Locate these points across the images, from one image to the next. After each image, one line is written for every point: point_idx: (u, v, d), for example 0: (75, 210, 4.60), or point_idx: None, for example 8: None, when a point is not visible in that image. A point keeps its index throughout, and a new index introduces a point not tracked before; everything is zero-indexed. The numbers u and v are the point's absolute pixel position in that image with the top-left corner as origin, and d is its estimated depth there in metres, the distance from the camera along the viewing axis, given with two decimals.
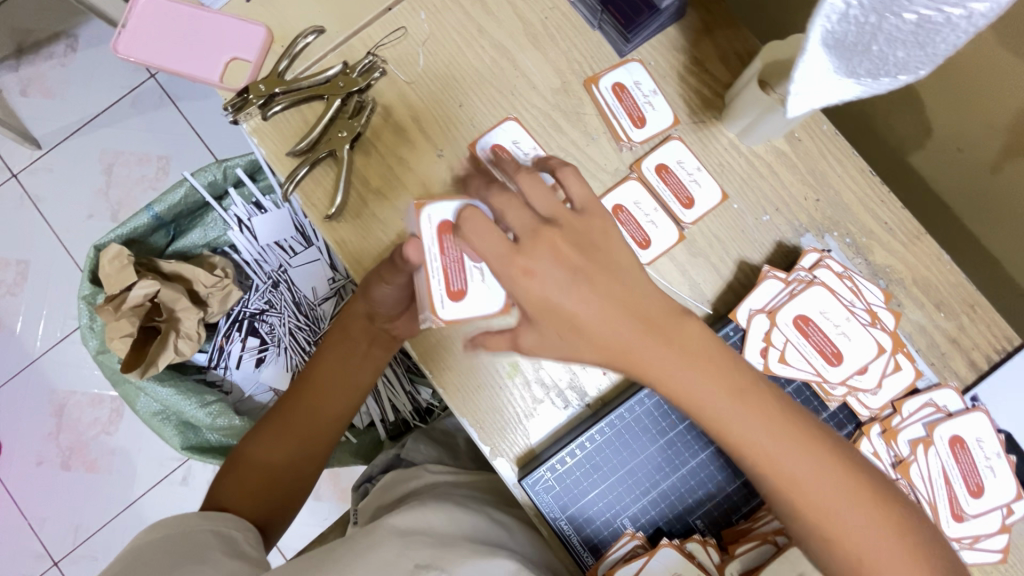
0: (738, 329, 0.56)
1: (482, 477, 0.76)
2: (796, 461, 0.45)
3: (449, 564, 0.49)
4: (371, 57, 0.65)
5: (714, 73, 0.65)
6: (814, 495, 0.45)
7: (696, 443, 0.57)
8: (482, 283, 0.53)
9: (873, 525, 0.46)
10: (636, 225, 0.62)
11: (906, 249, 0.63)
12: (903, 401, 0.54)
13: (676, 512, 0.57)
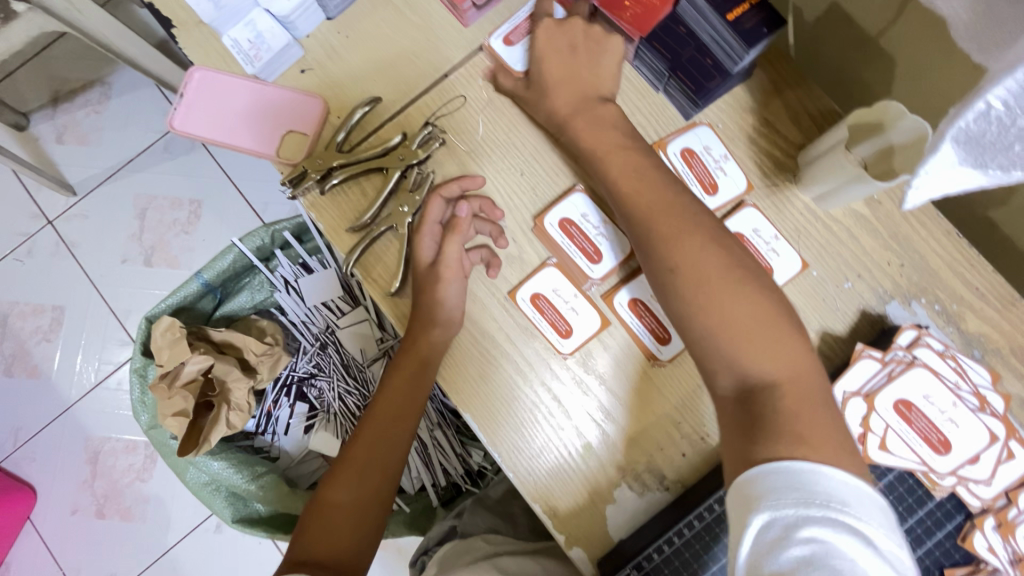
0: None
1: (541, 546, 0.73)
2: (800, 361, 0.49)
3: None
4: (431, 127, 0.63)
5: (785, 133, 0.63)
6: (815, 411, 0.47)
7: None
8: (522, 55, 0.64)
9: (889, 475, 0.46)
10: (656, 321, 0.60)
11: (1000, 315, 0.59)
12: (1018, 491, 0.50)
13: None
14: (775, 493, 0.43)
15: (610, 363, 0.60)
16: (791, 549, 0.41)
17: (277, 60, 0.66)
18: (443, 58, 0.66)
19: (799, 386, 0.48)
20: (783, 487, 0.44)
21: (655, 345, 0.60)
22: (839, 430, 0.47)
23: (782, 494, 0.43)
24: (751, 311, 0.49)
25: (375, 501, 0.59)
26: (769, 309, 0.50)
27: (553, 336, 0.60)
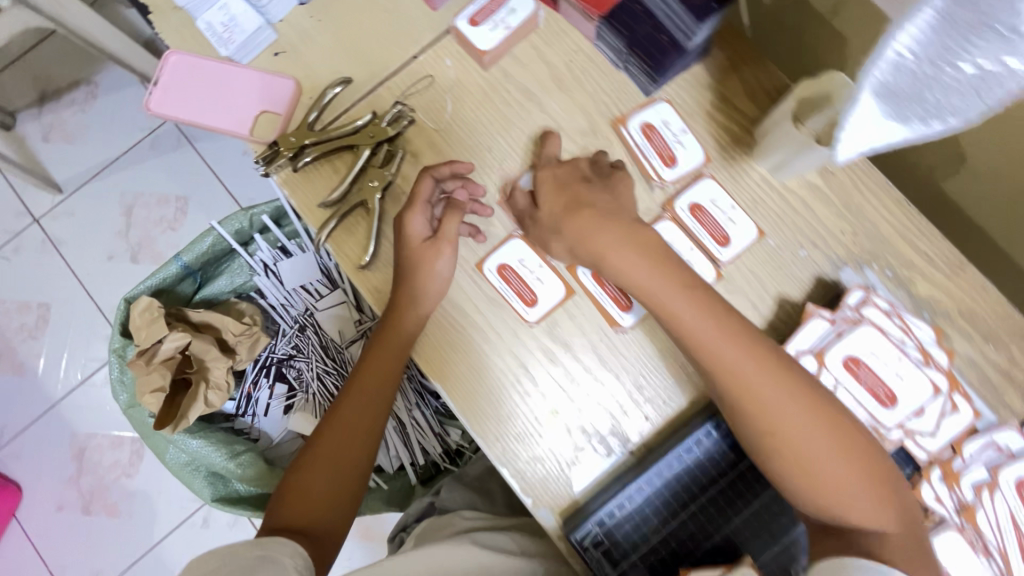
0: None
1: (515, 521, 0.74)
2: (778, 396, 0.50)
3: None
4: (400, 105, 0.65)
5: (742, 109, 0.65)
6: (801, 449, 0.49)
7: (750, 489, 0.55)
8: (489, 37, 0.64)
9: (856, 508, 0.48)
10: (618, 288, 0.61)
11: (949, 280, 0.62)
12: (964, 442, 0.52)
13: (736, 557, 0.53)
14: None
15: (575, 331, 0.62)
16: None
17: (251, 42, 0.68)
18: (413, 41, 0.68)
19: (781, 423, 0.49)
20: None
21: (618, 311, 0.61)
22: (815, 463, 0.49)
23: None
24: (736, 358, 0.50)
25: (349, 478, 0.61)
26: (730, 328, 0.51)
27: (518, 304, 0.62)
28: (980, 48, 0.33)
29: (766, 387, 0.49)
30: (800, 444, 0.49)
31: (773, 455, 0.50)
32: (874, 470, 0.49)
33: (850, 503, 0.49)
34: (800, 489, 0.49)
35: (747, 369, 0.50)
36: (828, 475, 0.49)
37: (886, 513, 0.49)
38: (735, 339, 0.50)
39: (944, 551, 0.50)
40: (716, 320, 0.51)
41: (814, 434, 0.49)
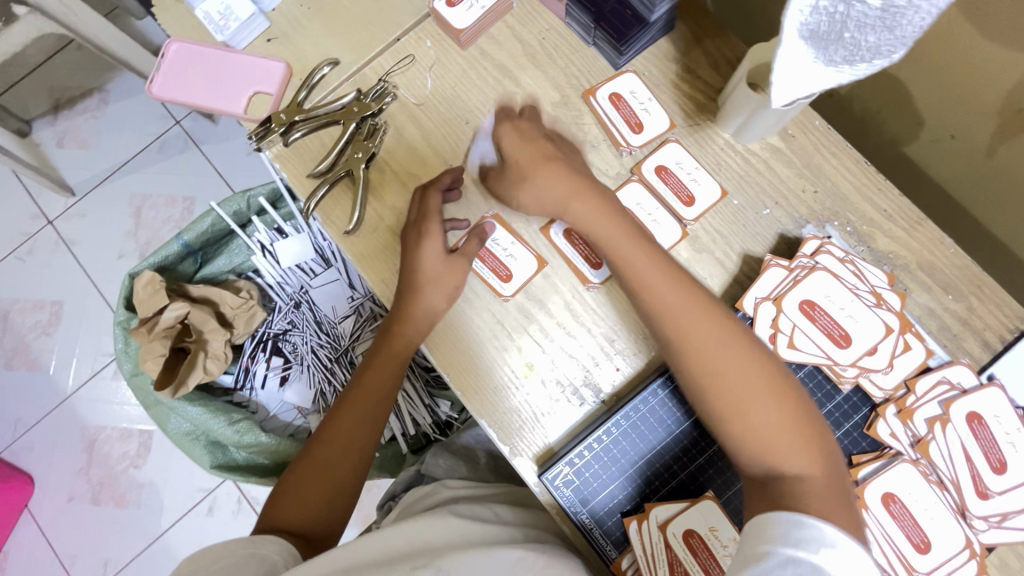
0: (746, 317, 0.57)
1: (500, 488, 0.75)
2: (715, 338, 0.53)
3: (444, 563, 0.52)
4: (382, 83, 0.70)
5: (705, 78, 0.69)
6: (727, 380, 0.52)
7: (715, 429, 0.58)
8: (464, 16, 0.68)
9: (780, 446, 0.49)
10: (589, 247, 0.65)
11: (908, 234, 0.64)
12: (916, 379, 0.54)
13: (698, 494, 0.58)
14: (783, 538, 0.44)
15: (550, 289, 0.65)
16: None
17: (245, 29, 0.72)
18: (395, 24, 0.73)
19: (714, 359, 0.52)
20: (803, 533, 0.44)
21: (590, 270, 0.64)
22: (745, 404, 0.51)
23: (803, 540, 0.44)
24: (668, 293, 0.55)
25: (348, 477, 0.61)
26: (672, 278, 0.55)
27: (494, 280, 0.65)
28: None
29: (697, 321, 0.54)
30: (726, 374, 0.52)
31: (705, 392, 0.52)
32: (797, 419, 0.51)
33: (773, 441, 0.50)
34: (729, 424, 0.51)
35: (680, 308, 0.54)
36: (754, 411, 0.51)
37: (809, 456, 0.49)
38: (670, 280, 0.55)
39: (899, 483, 0.53)
40: (656, 264, 0.56)
41: (740, 369, 0.52)
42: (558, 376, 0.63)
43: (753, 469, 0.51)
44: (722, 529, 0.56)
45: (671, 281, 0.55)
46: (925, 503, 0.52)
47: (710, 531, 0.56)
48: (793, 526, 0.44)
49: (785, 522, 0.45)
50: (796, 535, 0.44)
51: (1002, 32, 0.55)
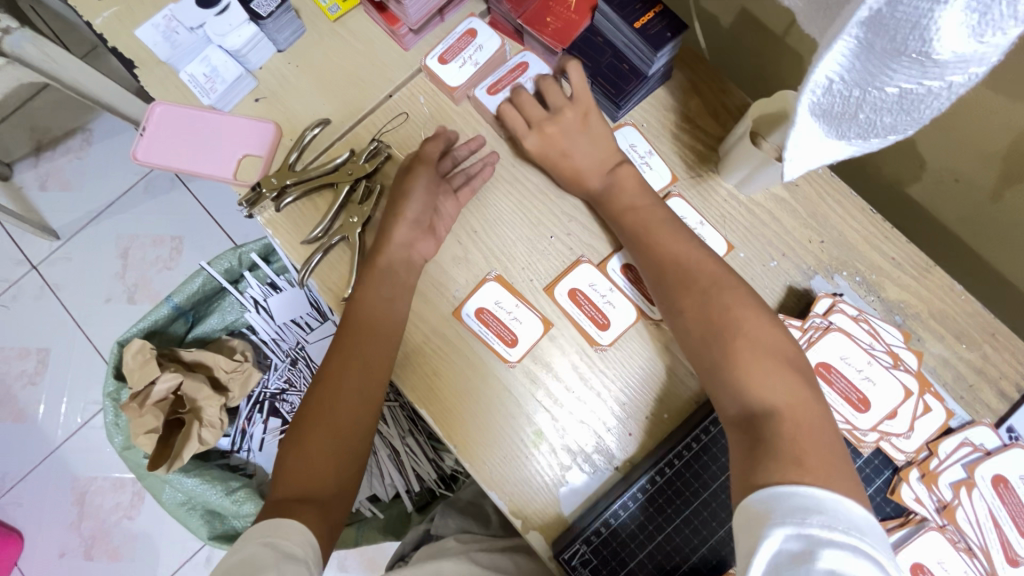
0: None
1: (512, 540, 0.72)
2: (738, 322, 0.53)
3: None
4: (377, 142, 0.67)
5: (705, 128, 0.68)
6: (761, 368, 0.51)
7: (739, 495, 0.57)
8: (460, 73, 0.67)
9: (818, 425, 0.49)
10: (595, 307, 0.63)
11: (917, 282, 0.63)
12: (939, 442, 0.53)
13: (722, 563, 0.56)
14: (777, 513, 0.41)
15: (556, 352, 0.63)
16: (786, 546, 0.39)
17: (232, 91, 0.70)
18: (387, 79, 0.71)
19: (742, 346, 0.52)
20: (808, 509, 0.41)
21: (596, 329, 0.63)
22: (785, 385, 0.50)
23: (804, 516, 0.41)
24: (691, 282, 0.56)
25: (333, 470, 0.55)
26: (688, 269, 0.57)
27: (499, 346, 0.63)
28: (898, 74, 0.34)
29: (761, 353, 0.51)
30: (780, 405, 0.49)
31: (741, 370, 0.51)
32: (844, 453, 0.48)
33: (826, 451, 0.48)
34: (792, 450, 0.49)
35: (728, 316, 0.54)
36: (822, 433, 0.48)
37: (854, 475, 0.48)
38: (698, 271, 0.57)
39: (927, 551, 0.51)
40: (696, 273, 0.57)
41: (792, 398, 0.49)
42: (555, 438, 0.62)
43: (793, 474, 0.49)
44: None
45: (742, 310, 0.54)
46: (954, 572, 0.50)
47: None
48: (778, 500, 0.42)
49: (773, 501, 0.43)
50: (790, 511, 0.41)
51: (1007, 83, 0.54)
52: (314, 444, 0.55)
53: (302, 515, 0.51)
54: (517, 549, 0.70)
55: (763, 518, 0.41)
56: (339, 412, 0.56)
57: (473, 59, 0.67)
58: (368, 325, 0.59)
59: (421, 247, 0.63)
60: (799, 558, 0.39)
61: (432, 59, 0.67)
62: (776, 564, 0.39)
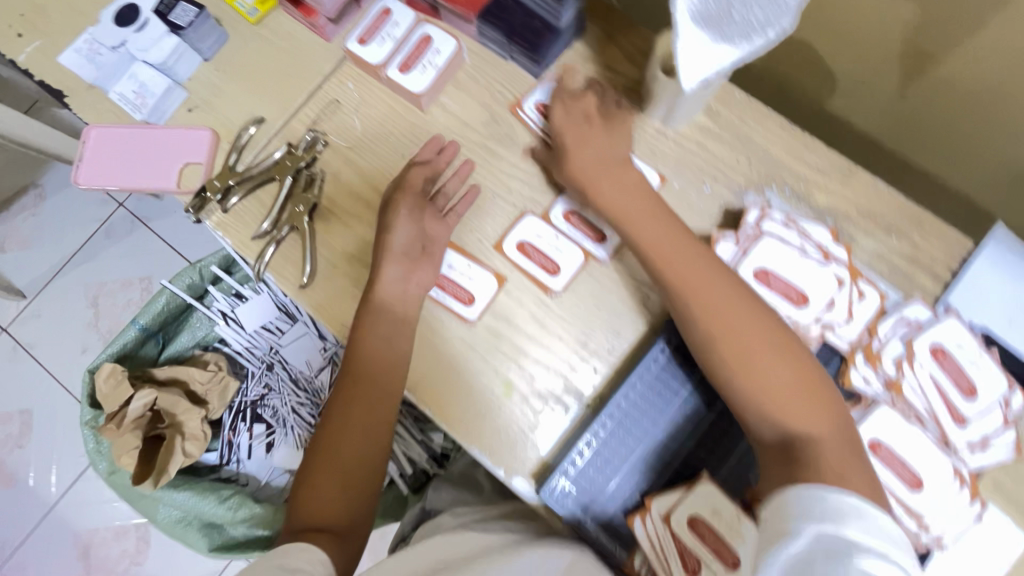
0: None
1: (508, 506, 0.74)
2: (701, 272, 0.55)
3: None
4: (313, 132, 0.70)
5: (625, 73, 0.70)
6: (717, 313, 0.54)
7: (709, 405, 0.58)
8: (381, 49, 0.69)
9: (777, 366, 0.52)
10: (544, 255, 0.65)
11: (843, 186, 0.67)
12: (877, 324, 0.56)
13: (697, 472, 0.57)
14: (807, 512, 0.45)
15: (514, 304, 0.65)
16: (803, 541, 0.43)
17: (163, 104, 0.72)
18: (315, 71, 0.73)
19: (699, 296, 0.54)
20: (845, 515, 0.44)
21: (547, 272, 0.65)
22: (742, 328, 0.53)
23: (839, 519, 0.44)
24: (651, 237, 0.58)
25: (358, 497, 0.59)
26: (658, 230, 0.58)
27: (457, 306, 0.65)
28: None
29: (710, 305, 0.54)
30: (775, 390, 0.52)
31: (700, 317, 0.54)
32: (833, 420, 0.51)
33: (780, 395, 0.51)
34: (751, 395, 0.52)
35: (692, 265, 0.56)
36: (775, 380, 0.52)
37: (816, 416, 0.51)
38: (664, 222, 0.58)
39: (881, 427, 0.54)
40: (654, 215, 0.59)
41: (786, 381, 0.52)
42: (523, 386, 0.63)
43: (753, 420, 0.52)
44: (725, 510, 0.52)
45: (693, 267, 0.56)
46: (909, 441, 0.53)
47: (713, 513, 0.52)
48: (809, 501, 0.45)
49: (802, 496, 0.46)
50: (817, 509, 0.45)
51: None
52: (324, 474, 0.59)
53: (318, 542, 0.54)
54: (518, 513, 0.72)
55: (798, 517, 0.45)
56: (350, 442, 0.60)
57: (391, 35, 0.70)
58: (363, 360, 0.61)
59: (414, 280, 0.63)
60: (816, 555, 0.42)
61: (353, 42, 0.70)
62: (800, 560, 0.42)
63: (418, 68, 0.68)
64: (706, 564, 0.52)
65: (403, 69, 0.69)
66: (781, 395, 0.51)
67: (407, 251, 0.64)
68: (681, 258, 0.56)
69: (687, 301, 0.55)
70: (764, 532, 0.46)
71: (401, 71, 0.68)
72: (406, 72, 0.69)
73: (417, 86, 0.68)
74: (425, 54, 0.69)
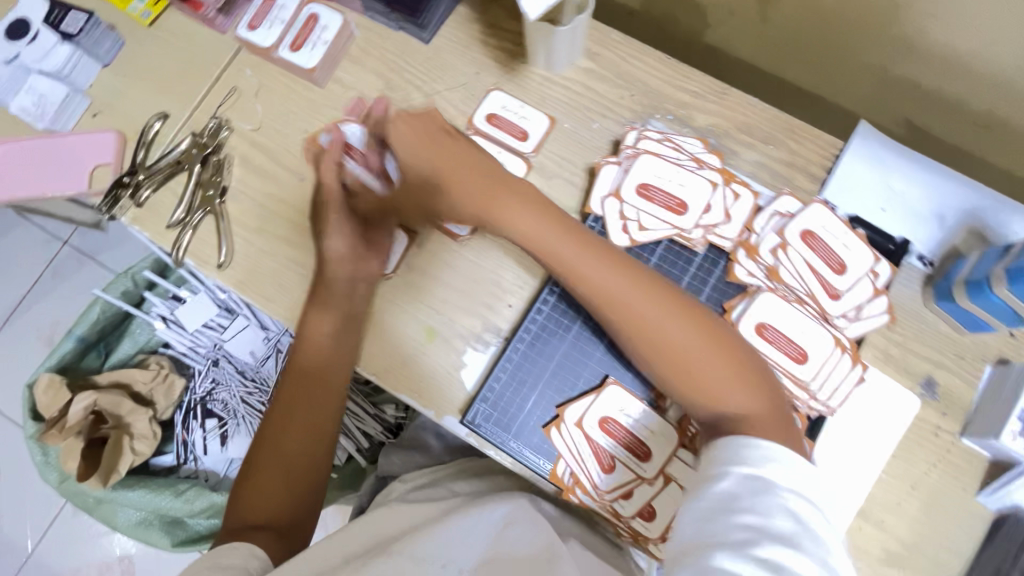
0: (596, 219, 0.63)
1: (464, 462, 0.75)
2: (580, 259, 0.54)
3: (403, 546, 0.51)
4: (215, 120, 0.73)
5: (508, 28, 0.73)
6: (603, 289, 0.53)
7: None
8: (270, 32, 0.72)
9: (687, 343, 0.52)
10: None
11: (720, 106, 0.71)
12: (753, 221, 0.60)
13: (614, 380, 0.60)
14: (732, 459, 0.47)
15: (427, 253, 0.67)
16: (728, 486, 0.46)
17: (65, 111, 0.73)
18: (213, 63, 0.75)
19: (579, 276, 0.54)
20: (766, 460, 0.46)
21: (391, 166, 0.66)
22: (640, 288, 0.53)
23: (760, 463, 0.46)
24: (518, 220, 0.56)
25: (298, 480, 0.59)
26: (513, 195, 0.56)
27: (371, 263, 0.67)
28: None
29: (592, 266, 0.54)
30: (707, 374, 0.51)
31: (602, 302, 0.54)
32: (766, 389, 0.51)
33: (701, 375, 0.51)
34: (676, 381, 0.53)
35: (572, 253, 0.54)
36: (691, 355, 0.51)
37: (737, 385, 0.51)
38: (544, 213, 0.55)
39: (766, 311, 0.58)
40: (528, 203, 0.56)
41: (716, 359, 0.51)
42: (443, 332, 0.66)
43: (700, 417, 0.53)
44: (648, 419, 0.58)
45: (578, 259, 0.54)
46: (795, 321, 0.57)
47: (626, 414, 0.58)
48: (742, 445, 0.47)
49: (733, 443, 0.48)
50: (745, 455, 0.47)
51: None
52: (266, 465, 0.59)
53: (256, 538, 0.54)
54: (472, 467, 0.73)
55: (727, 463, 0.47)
56: (287, 452, 0.60)
57: (277, 17, 0.73)
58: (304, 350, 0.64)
59: (363, 273, 0.65)
60: (745, 499, 0.44)
61: (241, 28, 0.73)
62: (728, 497, 0.45)
63: (309, 46, 0.72)
64: (619, 458, 0.58)
65: (292, 48, 0.72)
66: (702, 375, 0.51)
67: (349, 252, 0.65)
68: (557, 242, 0.55)
69: (587, 293, 0.55)
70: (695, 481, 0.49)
71: (291, 51, 0.72)
72: (296, 50, 0.72)
73: (308, 62, 0.72)
74: (314, 32, 0.72)
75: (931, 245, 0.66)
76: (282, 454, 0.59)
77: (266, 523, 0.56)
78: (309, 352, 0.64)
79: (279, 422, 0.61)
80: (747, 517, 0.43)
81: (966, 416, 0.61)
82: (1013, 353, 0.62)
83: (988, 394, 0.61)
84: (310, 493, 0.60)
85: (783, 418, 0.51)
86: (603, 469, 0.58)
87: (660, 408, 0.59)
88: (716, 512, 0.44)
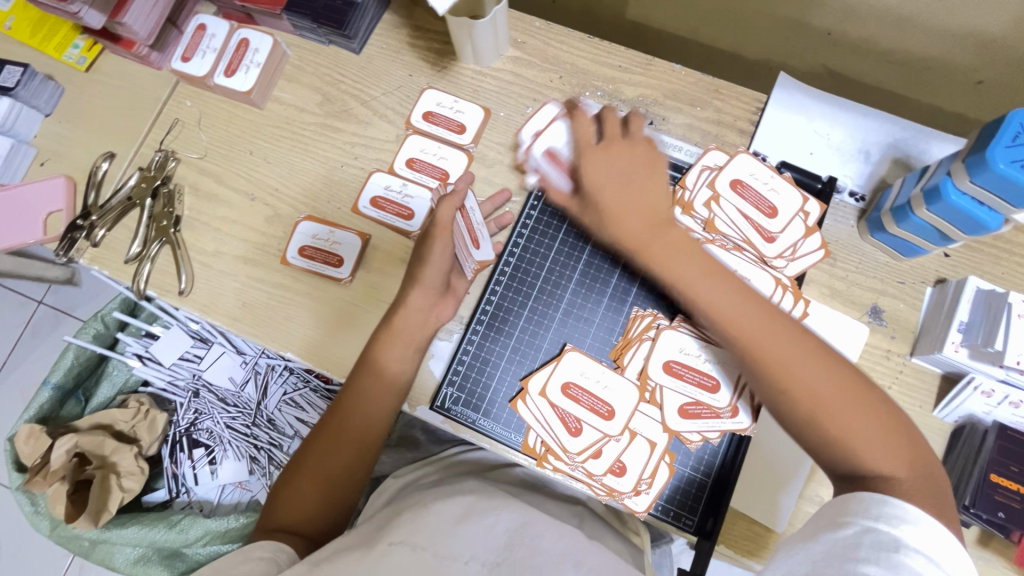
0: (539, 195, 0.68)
1: (453, 450, 0.76)
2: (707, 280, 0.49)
3: (423, 538, 0.47)
4: (161, 152, 0.74)
5: (434, 29, 0.76)
6: (746, 330, 0.48)
7: (562, 281, 0.65)
8: (202, 61, 0.74)
9: (813, 372, 0.46)
10: (396, 204, 0.71)
11: (646, 75, 0.72)
12: (684, 178, 0.66)
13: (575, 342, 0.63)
14: (862, 511, 0.43)
15: (381, 253, 0.70)
16: (847, 532, 0.42)
17: (12, 162, 0.75)
18: (153, 99, 0.77)
19: (710, 291, 0.49)
20: (901, 522, 0.42)
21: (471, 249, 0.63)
22: (846, 421, 0.46)
23: (891, 523, 0.42)
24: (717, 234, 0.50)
25: (341, 490, 0.56)
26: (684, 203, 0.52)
27: (329, 270, 0.69)
28: None
29: (780, 368, 0.47)
30: (826, 403, 0.46)
31: (768, 380, 0.48)
32: (887, 414, 0.46)
33: (832, 419, 0.46)
34: (835, 455, 0.46)
35: (709, 280, 0.49)
36: (818, 390, 0.46)
37: (899, 462, 0.45)
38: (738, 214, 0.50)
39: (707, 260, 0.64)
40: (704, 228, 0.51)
41: (832, 387, 0.46)
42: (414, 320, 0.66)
43: (838, 467, 0.47)
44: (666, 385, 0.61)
45: (723, 295, 0.49)
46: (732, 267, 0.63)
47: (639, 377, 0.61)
48: (875, 502, 0.43)
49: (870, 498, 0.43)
50: (877, 511, 0.43)
51: None
52: (303, 479, 0.56)
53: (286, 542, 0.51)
54: (457, 455, 0.74)
55: (848, 509, 0.44)
56: (334, 465, 0.57)
57: (209, 47, 0.75)
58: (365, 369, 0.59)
59: (435, 314, 0.62)
60: (865, 550, 0.41)
61: (174, 63, 0.75)
62: (845, 546, 0.42)
63: (242, 71, 0.73)
64: (585, 421, 0.60)
65: (225, 74, 0.74)
66: (837, 430, 0.46)
67: (434, 288, 0.61)
68: (692, 259, 0.50)
69: (711, 310, 0.49)
70: (817, 517, 0.46)
71: (224, 76, 0.73)
72: (230, 75, 0.73)
73: (243, 85, 0.73)
74: (246, 56, 0.74)
75: (861, 180, 0.68)
76: (329, 466, 0.56)
77: (302, 530, 0.53)
78: (368, 377, 0.59)
79: (324, 435, 0.58)
80: (867, 569, 0.40)
81: (914, 337, 0.64)
82: (950, 271, 0.65)
83: (930, 313, 0.64)
84: (347, 503, 0.57)
85: (898, 435, 0.46)
86: (571, 433, 0.60)
87: (618, 368, 0.62)
88: (832, 557, 0.42)
